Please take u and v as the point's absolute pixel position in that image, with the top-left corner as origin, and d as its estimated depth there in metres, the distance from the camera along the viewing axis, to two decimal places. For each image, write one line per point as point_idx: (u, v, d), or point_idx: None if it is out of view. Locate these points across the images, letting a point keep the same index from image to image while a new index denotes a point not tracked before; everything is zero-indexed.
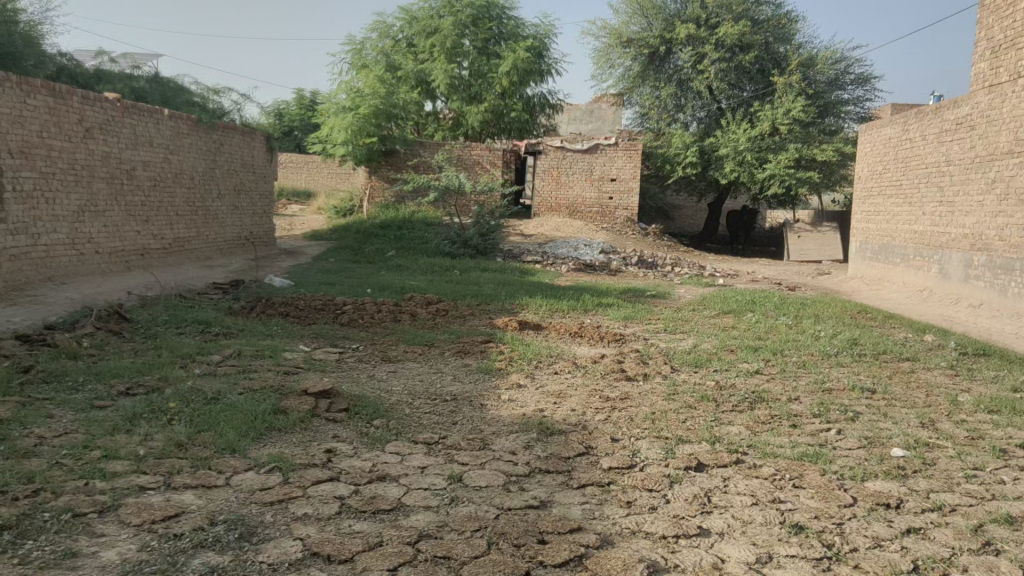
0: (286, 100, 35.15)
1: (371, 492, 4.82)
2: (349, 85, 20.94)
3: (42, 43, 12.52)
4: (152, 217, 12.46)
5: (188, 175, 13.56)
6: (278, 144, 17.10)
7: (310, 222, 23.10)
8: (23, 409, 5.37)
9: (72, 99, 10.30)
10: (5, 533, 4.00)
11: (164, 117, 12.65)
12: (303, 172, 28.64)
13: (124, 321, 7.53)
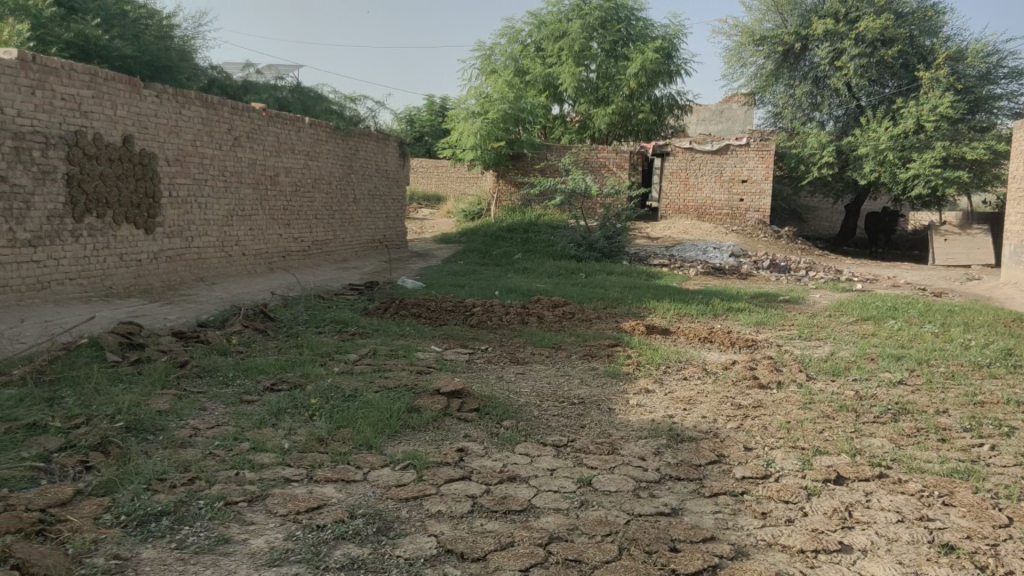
0: (418, 106, 36.06)
1: (502, 492, 4.88)
2: (478, 90, 21.35)
3: (195, 57, 13.35)
4: (293, 221, 13.07)
5: (327, 180, 14.13)
6: (410, 149, 17.57)
7: (439, 225, 23.63)
8: (181, 401, 5.73)
9: (223, 109, 10.90)
10: (165, 519, 4.28)
11: (306, 124, 13.21)
12: (434, 176, 29.28)
13: (269, 320, 7.92)
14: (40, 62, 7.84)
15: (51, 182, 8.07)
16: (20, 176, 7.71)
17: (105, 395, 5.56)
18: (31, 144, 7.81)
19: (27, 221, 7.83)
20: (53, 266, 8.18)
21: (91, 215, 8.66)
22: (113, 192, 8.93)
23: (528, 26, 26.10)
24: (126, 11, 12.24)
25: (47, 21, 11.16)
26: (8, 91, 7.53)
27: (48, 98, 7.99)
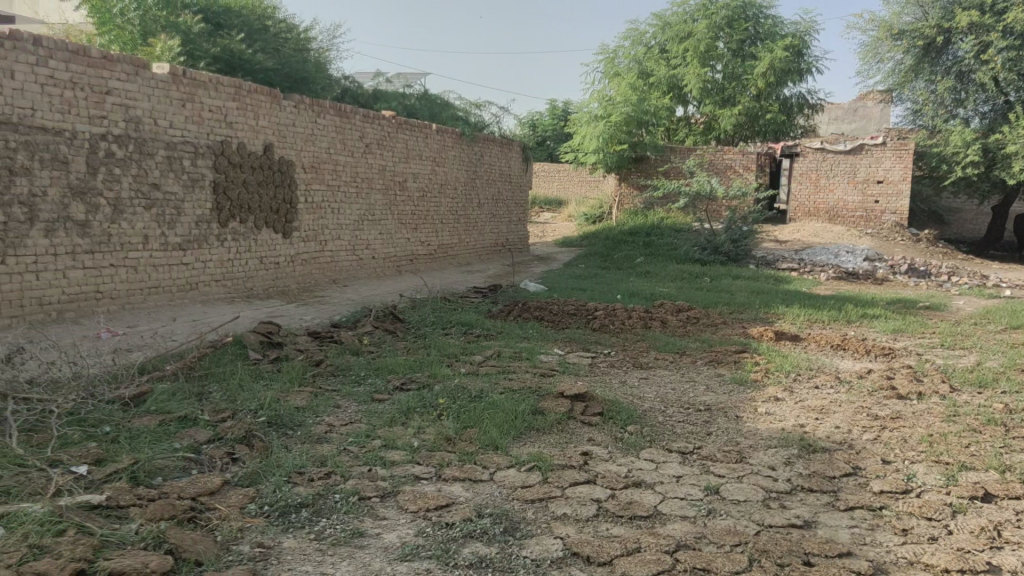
0: (541, 111, 36.32)
1: (627, 497, 4.84)
2: (601, 94, 21.38)
3: (329, 68, 13.91)
4: (420, 225, 13.43)
5: (453, 185, 14.42)
6: (533, 154, 17.72)
7: (560, 229, 23.73)
8: (317, 399, 5.97)
9: (356, 117, 11.28)
10: (304, 510, 4.47)
11: (433, 130, 13.52)
12: (555, 180, 29.39)
13: (397, 321, 8.17)
14: (190, 77, 8.34)
15: (200, 189, 8.58)
16: (172, 184, 8.22)
17: (248, 391, 5.87)
18: (182, 154, 8.31)
19: (178, 226, 8.35)
20: (201, 268, 8.71)
21: (234, 220, 9.16)
22: (255, 199, 9.42)
23: (652, 28, 25.89)
24: (267, 26, 12.89)
25: (195, 36, 11.75)
26: (162, 104, 8.05)
27: (197, 111, 8.49)
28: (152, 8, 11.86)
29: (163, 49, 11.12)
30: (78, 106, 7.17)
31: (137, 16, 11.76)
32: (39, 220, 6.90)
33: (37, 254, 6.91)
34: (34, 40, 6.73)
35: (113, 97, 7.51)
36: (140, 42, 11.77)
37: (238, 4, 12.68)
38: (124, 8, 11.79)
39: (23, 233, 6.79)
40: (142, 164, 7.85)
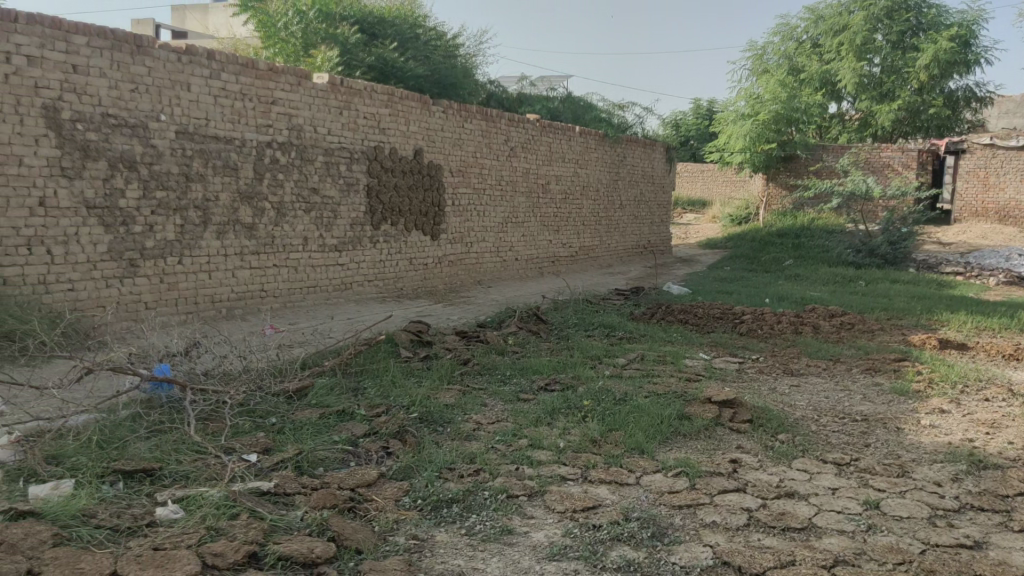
0: (685, 110, 35.72)
1: (779, 507, 4.69)
2: (749, 91, 20.91)
3: (476, 73, 14.20)
4: (562, 227, 13.52)
5: (595, 187, 14.42)
6: (676, 154, 17.46)
7: (704, 230, 23.33)
8: (465, 396, 6.12)
9: (501, 121, 11.46)
10: (454, 506, 4.59)
11: (576, 133, 13.55)
12: (699, 181, 28.86)
13: (541, 322, 8.25)
14: (347, 85, 8.71)
15: (354, 193, 8.96)
16: (330, 189, 8.62)
17: (401, 387, 6.09)
18: (338, 159, 8.70)
19: (334, 228, 8.75)
20: (355, 269, 9.10)
21: (386, 223, 9.52)
22: (405, 202, 9.75)
23: (803, 22, 25.03)
24: (419, 34, 13.30)
25: (352, 47, 12.42)
26: (321, 112, 8.45)
27: (353, 118, 8.86)
28: (313, 21, 12.54)
29: (325, 61, 11.84)
30: (246, 115, 7.63)
31: (299, 29, 12.50)
32: (212, 223, 7.40)
33: (210, 255, 7.41)
34: (208, 55, 7.21)
35: (277, 107, 7.95)
36: (302, 54, 12.54)
37: (392, 14, 13.15)
38: (288, 22, 12.55)
39: (198, 235, 7.29)
40: (303, 170, 8.28)
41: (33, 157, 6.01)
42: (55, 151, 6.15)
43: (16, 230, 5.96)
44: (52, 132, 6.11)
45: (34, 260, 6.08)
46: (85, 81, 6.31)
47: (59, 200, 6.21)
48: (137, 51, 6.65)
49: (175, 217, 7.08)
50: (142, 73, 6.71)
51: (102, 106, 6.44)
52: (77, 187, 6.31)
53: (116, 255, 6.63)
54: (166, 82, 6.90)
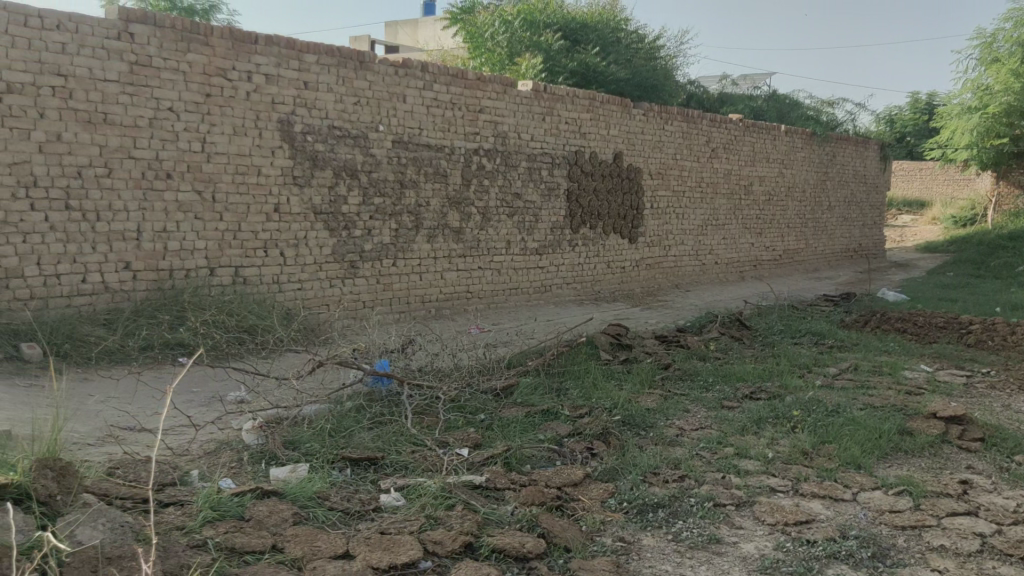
0: (900, 106, 33.48)
1: (1019, 535, 4.28)
2: (976, 81, 19.23)
3: (676, 74, 14.02)
4: (765, 229, 13.09)
5: (801, 188, 13.84)
6: (890, 152, 16.39)
7: (923, 232, 21.83)
8: (667, 401, 6.07)
9: (702, 122, 11.26)
10: (660, 511, 4.55)
11: (781, 132, 13.06)
12: (916, 180, 26.98)
13: (744, 328, 8.02)
14: (549, 92, 8.88)
15: (555, 198, 9.13)
16: (532, 194, 8.83)
17: (603, 389, 6.13)
18: (541, 164, 8.90)
19: (536, 231, 8.95)
20: (555, 271, 9.28)
21: (585, 226, 9.62)
22: (604, 206, 9.82)
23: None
24: (620, 38, 13.33)
25: (555, 53, 12.72)
26: (526, 119, 8.66)
27: (555, 123, 9.02)
28: (518, 30, 12.93)
29: (528, 69, 12.19)
30: (455, 124, 7.96)
31: (505, 38, 12.90)
32: (423, 227, 7.79)
33: (421, 257, 7.80)
34: (422, 67, 7.59)
35: (484, 115, 8.23)
36: (507, 63, 12.88)
37: (595, 20, 13.31)
38: (495, 32, 13.00)
39: (410, 238, 7.69)
40: (507, 175, 8.53)
41: (270, 167, 6.59)
42: (288, 161, 6.70)
43: (254, 234, 6.56)
44: (286, 143, 6.66)
45: (268, 262, 6.67)
46: (315, 96, 6.83)
47: (292, 206, 6.76)
48: (359, 66, 7.11)
49: (390, 222, 7.50)
50: (363, 86, 7.17)
51: (329, 118, 6.94)
52: (306, 194, 6.84)
53: (339, 258, 7.14)
54: (385, 95, 7.34)
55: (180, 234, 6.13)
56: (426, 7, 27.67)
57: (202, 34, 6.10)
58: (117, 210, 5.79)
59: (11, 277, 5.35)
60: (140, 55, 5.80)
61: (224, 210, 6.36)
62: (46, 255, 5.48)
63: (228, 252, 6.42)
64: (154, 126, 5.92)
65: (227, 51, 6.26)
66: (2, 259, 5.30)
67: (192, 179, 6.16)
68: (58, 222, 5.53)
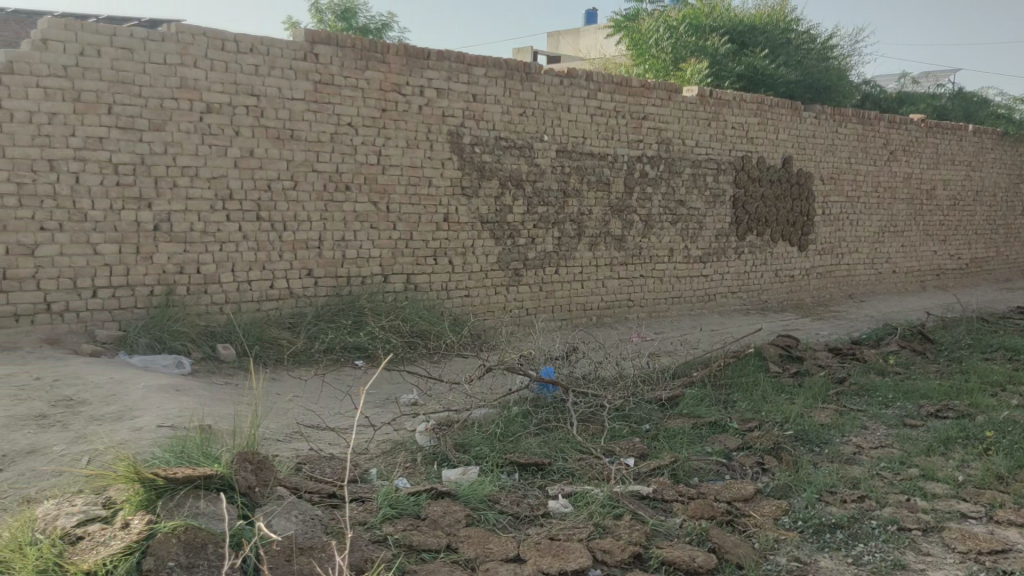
0: None
1: None
2: None
3: (850, 74, 13.38)
4: (950, 236, 12.26)
5: (991, 191, 12.86)
6: None
7: None
8: (842, 417, 5.79)
9: (879, 123, 10.68)
10: (838, 531, 4.33)
11: (969, 132, 12.17)
12: None
13: (927, 342, 7.53)
14: (716, 97, 8.69)
15: (721, 205, 8.93)
16: (697, 201, 8.68)
17: (773, 403, 5.93)
18: (706, 171, 8.73)
19: (700, 239, 8.79)
20: (719, 280, 9.08)
21: (752, 233, 9.36)
22: (772, 212, 9.51)
23: None
24: (790, 39, 13.01)
25: (722, 57, 12.54)
26: (691, 125, 8.52)
27: (722, 128, 8.82)
28: (683, 35, 12.80)
29: (694, 73, 12.07)
30: (619, 131, 7.95)
31: (669, 44, 12.79)
32: (586, 235, 7.83)
33: (583, 266, 7.85)
34: (587, 76, 7.62)
35: (648, 122, 8.17)
36: (671, 69, 12.74)
37: (763, 21, 13.01)
38: (659, 38, 12.94)
39: (573, 246, 7.75)
40: (671, 182, 8.43)
41: (440, 178, 6.82)
42: (457, 172, 6.91)
43: (425, 242, 6.81)
44: (455, 155, 6.88)
45: (438, 269, 6.91)
46: (483, 108, 7.01)
47: (460, 216, 6.97)
48: (525, 78, 7.24)
49: (554, 230, 7.59)
50: (529, 97, 7.29)
51: (496, 129, 7.11)
52: (473, 204, 7.03)
53: (504, 266, 7.29)
54: (550, 105, 7.43)
55: (357, 243, 6.45)
56: (588, 17, 27.83)
57: (379, 52, 6.40)
58: (301, 220, 6.16)
59: (209, 283, 5.82)
60: (323, 73, 6.16)
61: (397, 220, 6.64)
62: (240, 263, 5.93)
63: (401, 260, 6.69)
64: (336, 141, 6.27)
65: (401, 67, 6.53)
66: (202, 266, 5.78)
67: (369, 191, 6.47)
68: (251, 232, 5.96)
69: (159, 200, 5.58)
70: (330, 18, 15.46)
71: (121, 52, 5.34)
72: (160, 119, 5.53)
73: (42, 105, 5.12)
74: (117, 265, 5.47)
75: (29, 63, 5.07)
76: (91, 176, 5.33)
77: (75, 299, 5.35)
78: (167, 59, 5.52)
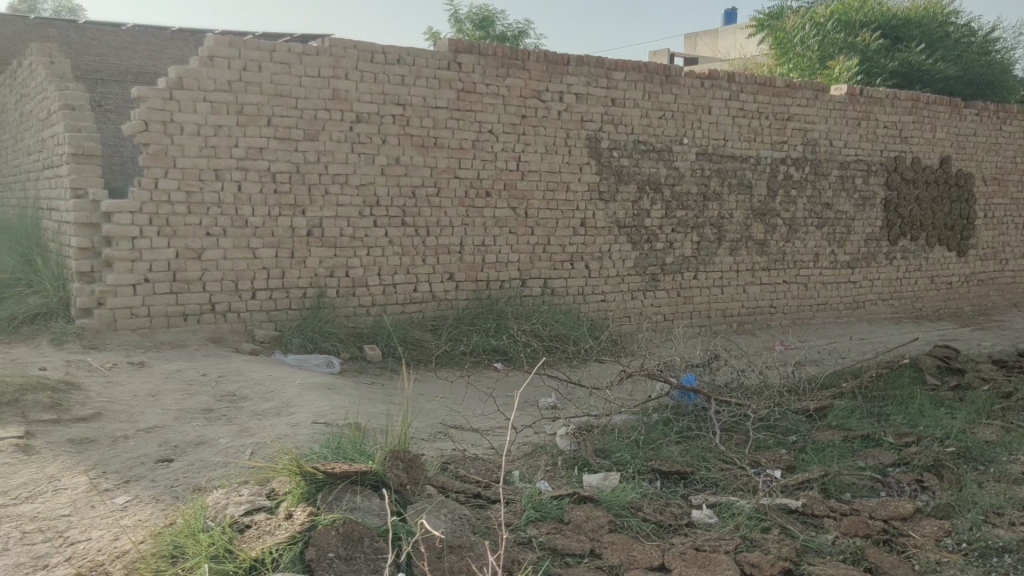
0: None
1: None
2: None
3: (1016, 69, 12.59)
4: None
5: None
6: None
7: None
8: (1009, 434, 5.41)
9: None
10: (1007, 556, 4.03)
11: None
12: None
13: None
14: (867, 95, 8.31)
15: (871, 208, 8.55)
16: (845, 204, 8.34)
17: (930, 418, 5.63)
18: (855, 173, 8.37)
19: (848, 244, 8.44)
20: (868, 287, 8.70)
21: (904, 237, 8.91)
22: (927, 216, 9.02)
23: None
24: (948, 33, 12.45)
25: (873, 53, 12.10)
26: (839, 125, 8.19)
27: (872, 128, 8.43)
28: (831, 32, 12.37)
29: (842, 72, 11.70)
30: (763, 133, 7.73)
31: (816, 42, 12.40)
32: (726, 240, 7.67)
33: (724, 271, 7.70)
34: (729, 77, 7.45)
35: (793, 122, 7.90)
36: (818, 67, 12.36)
37: (918, 12, 12.41)
38: (805, 36, 12.53)
39: (713, 251, 7.62)
40: (817, 185, 8.13)
41: (578, 183, 6.84)
42: (595, 177, 6.91)
43: (563, 247, 6.84)
44: (593, 159, 6.88)
45: (575, 274, 6.93)
46: (622, 112, 6.98)
47: (597, 220, 6.97)
48: (665, 80, 7.14)
49: (693, 235, 7.47)
50: (669, 100, 7.19)
51: (635, 133, 7.06)
52: (611, 209, 7.02)
53: (641, 270, 7.25)
54: (690, 108, 7.31)
55: (496, 248, 6.56)
56: (727, 16, 27.24)
57: (520, 59, 6.47)
58: (444, 225, 6.33)
59: (357, 286, 6.07)
60: (466, 81, 6.29)
61: (536, 225, 6.71)
62: (385, 267, 6.15)
63: (538, 265, 6.76)
64: (477, 148, 6.39)
65: (542, 74, 6.59)
66: (351, 270, 6.03)
67: (509, 197, 6.56)
68: (396, 237, 6.16)
69: (312, 207, 5.86)
70: (468, 27, 15.81)
71: (279, 66, 5.63)
72: (314, 129, 5.80)
73: (209, 118, 5.47)
74: (273, 268, 5.78)
75: (197, 79, 5.41)
76: (251, 184, 5.65)
77: (236, 300, 5.69)
78: (321, 72, 5.78)
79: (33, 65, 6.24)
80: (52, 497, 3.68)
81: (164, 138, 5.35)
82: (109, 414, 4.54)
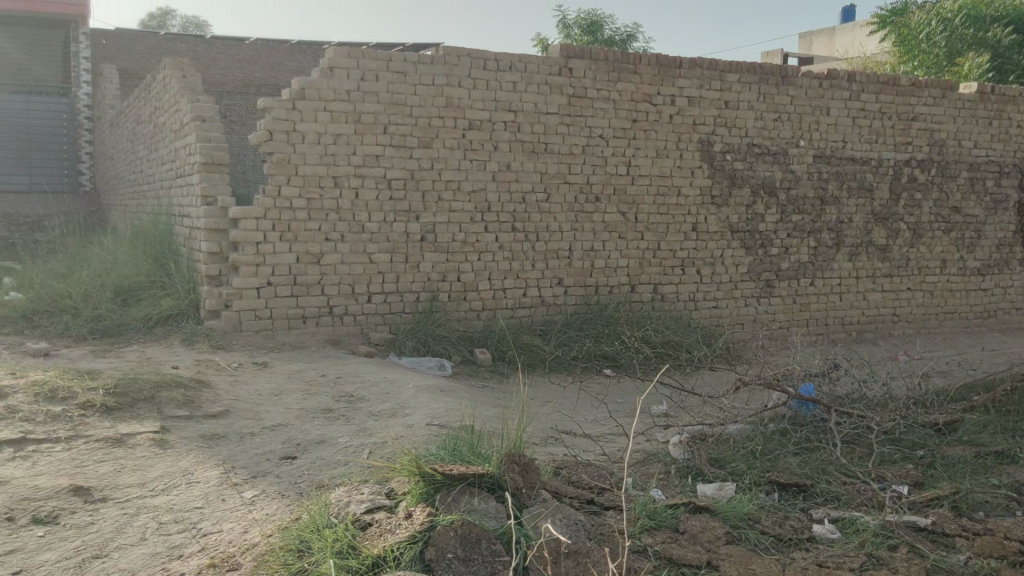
0: None
1: None
2: None
3: None
4: None
5: None
6: None
7: None
8: None
9: None
10: None
11: None
12: None
13: None
14: (1000, 92, 7.87)
15: (1003, 211, 8.10)
16: (974, 207, 7.92)
17: None
18: (986, 174, 7.94)
19: (978, 249, 8.02)
20: (1000, 295, 8.26)
21: None
22: None
23: None
24: None
25: (1005, 49, 11.54)
26: (969, 124, 7.78)
27: (1005, 127, 7.98)
28: (959, 27, 11.76)
29: (972, 69, 11.26)
30: (885, 134, 7.43)
31: (942, 38, 11.84)
32: (845, 245, 7.41)
33: (842, 277, 7.45)
34: (850, 77, 7.19)
35: (918, 123, 7.57)
36: (946, 65, 11.84)
37: None
38: (931, 33, 11.99)
39: (831, 257, 7.38)
40: (945, 187, 7.75)
41: (689, 187, 6.74)
42: (707, 181, 6.79)
43: (673, 252, 6.76)
44: (705, 163, 6.76)
45: (686, 279, 6.83)
46: (736, 115, 6.84)
47: (709, 225, 6.85)
48: (781, 82, 6.96)
49: (809, 240, 7.26)
50: (786, 102, 7.00)
51: (749, 136, 6.91)
52: (724, 213, 6.88)
53: (754, 276, 7.08)
54: (808, 109, 7.09)
55: (605, 253, 6.53)
56: (845, 13, 26.34)
57: (631, 63, 6.43)
58: (554, 230, 6.34)
59: (468, 290, 6.16)
60: (577, 87, 6.29)
61: (646, 230, 6.64)
62: (496, 271, 6.21)
63: (648, 270, 6.69)
64: (587, 153, 6.38)
65: (653, 77, 6.52)
66: (462, 274, 6.12)
67: (619, 202, 6.52)
68: (507, 242, 6.22)
69: (425, 212, 5.97)
70: (576, 33, 15.83)
71: (395, 76, 5.78)
72: (428, 137, 5.92)
73: (329, 127, 5.66)
74: (388, 272, 5.93)
75: (319, 89, 5.60)
76: (368, 191, 5.81)
77: (353, 303, 5.86)
78: (435, 81, 5.89)
79: (167, 79, 6.61)
80: (186, 490, 3.86)
81: (286, 147, 5.56)
82: (237, 411, 4.74)
